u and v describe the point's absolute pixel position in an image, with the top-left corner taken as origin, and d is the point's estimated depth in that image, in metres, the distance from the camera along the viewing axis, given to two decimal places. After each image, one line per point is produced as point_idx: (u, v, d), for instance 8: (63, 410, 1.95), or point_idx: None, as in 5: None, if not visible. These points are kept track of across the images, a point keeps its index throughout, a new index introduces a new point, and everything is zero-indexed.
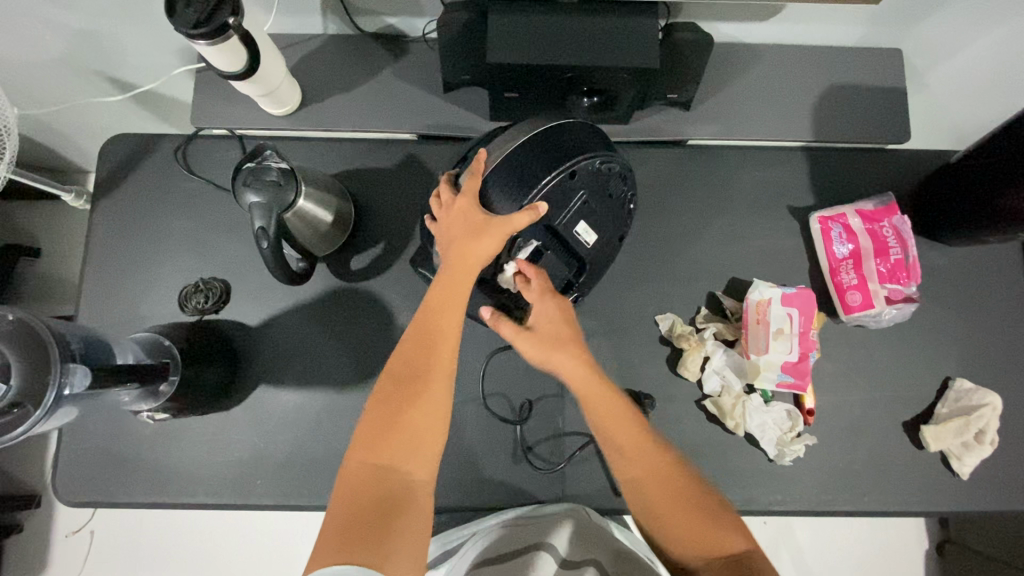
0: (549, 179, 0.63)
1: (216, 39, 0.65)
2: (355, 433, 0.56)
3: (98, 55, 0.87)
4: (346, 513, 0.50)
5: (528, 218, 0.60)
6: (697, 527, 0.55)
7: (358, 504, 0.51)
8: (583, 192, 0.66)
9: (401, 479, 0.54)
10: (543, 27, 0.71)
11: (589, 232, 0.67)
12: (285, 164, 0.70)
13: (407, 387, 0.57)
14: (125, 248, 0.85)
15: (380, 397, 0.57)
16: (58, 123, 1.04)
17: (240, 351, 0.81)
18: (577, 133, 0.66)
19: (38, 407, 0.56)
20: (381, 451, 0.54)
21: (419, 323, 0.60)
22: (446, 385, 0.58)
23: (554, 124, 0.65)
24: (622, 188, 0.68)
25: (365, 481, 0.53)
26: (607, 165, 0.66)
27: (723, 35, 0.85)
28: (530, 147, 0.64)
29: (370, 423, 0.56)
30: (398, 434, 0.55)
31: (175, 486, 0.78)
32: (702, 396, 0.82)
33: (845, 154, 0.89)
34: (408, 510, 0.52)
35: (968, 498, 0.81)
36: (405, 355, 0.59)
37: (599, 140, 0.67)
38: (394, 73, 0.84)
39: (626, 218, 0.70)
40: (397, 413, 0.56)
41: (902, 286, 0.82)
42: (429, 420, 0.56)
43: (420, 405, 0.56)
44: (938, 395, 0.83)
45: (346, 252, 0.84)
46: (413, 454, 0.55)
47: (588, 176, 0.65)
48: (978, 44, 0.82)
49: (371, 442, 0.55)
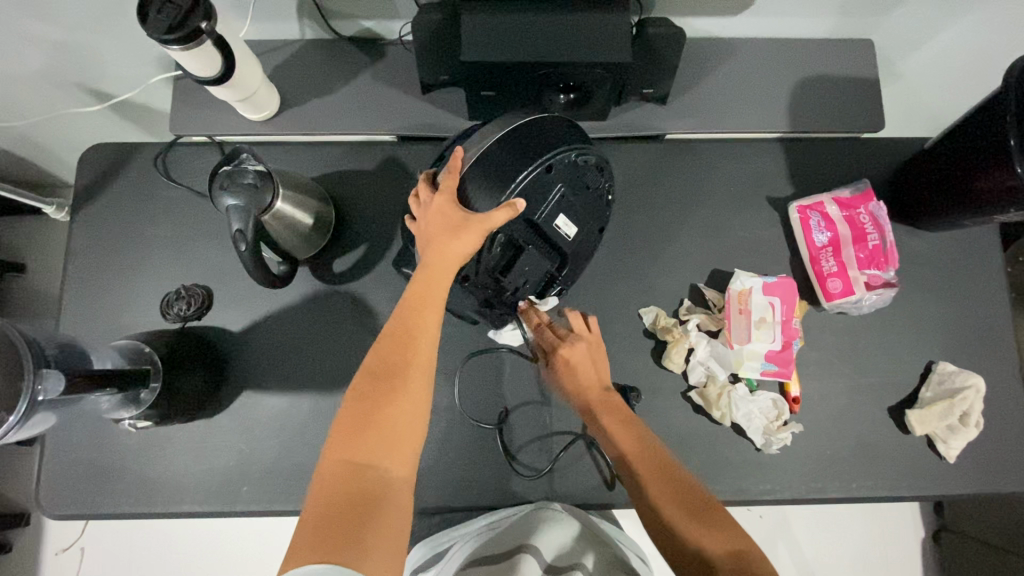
0: (527, 174, 0.63)
1: (188, 43, 0.65)
2: (332, 430, 0.56)
3: (76, 66, 0.87)
4: (324, 510, 0.50)
5: (508, 214, 0.60)
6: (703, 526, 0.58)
7: (337, 502, 0.51)
8: (560, 185, 0.66)
9: (380, 475, 0.54)
10: (515, 26, 0.72)
11: (570, 225, 0.68)
12: (263, 166, 0.70)
13: (385, 382, 0.57)
14: (106, 257, 0.85)
15: (358, 393, 0.57)
16: (38, 136, 1.04)
17: (223, 357, 0.81)
18: (553, 128, 0.66)
19: (12, 413, 0.55)
20: (359, 448, 0.54)
21: (398, 319, 0.60)
22: (424, 378, 0.58)
23: (530, 120, 0.66)
24: (598, 180, 0.69)
25: (344, 478, 0.52)
26: (583, 157, 0.67)
27: (697, 31, 0.86)
28: (508, 143, 0.64)
29: (347, 419, 0.56)
30: (375, 431, 0.55)
31: (161, 495, 0.78)
32: (688, 387, 0.82)
33: (822, 145, 0.90)
34: (386, 506, 0.52)
35: (956, 481, 0.81)
36: (383, 350, 0.59)
37: (575, 134, 0.68)
38: (372, 76, 0.85)
39: (603, 209, 0.72)
40: (376, 408, 0.55)
41: (880, 272, 0.83)
42: (409, 415, 0.56)
43: (399, 400, 0.56)
44: (922, 379, 0.84)
45: (328, 255, 0.84)
46: (392, 452, 0.55)
47: (564, 168, 0.66)
48: (947, 31, 0.84)
49: (349, 438, 0.54)
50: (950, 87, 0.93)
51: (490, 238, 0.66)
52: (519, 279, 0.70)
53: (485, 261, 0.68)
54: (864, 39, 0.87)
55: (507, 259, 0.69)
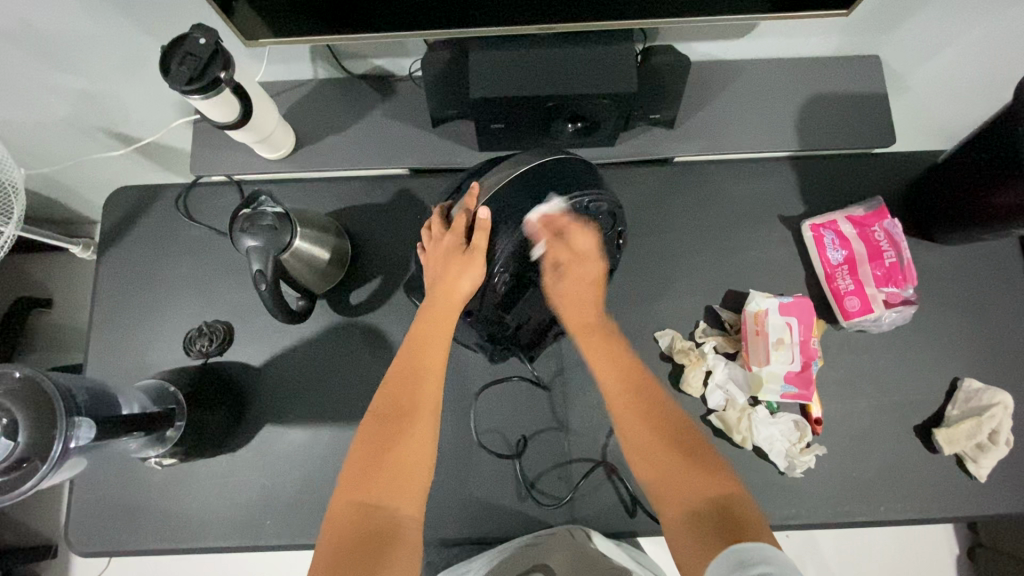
0: (535, 220, 0.62)
1: (208, 92, 0.67)
2: (344, 473, 0.61)
3: (101, 113, 0.91)
4: (336, 548, 0.55)
5: (485, 236, 0.64)
6: (685, 478, 0.61)
7: (350, 540, 0.55)
8: (569, 230, 0.65)
9: (391, 513, 0.58)
10: (522, 61, 0.74)
11: (575, 266, 0.70)
12: (281, 208, 0.72)
13: (393, 424, 0.62)
14: (131, 296, 0.88)
15: (367, 435, 0.62)
16: (64, 179, 1.07)
17: (244, 392, 0.82)
18: (568, 171, 0.64)
19: (46, 461, 0.56)
20: (369, 488, 0.59)
21: (405, 362, 0.66)
22: (430, 420, 0.63)
23: (546, 161, 0.64)
24: (611, 224, 0.68)
25: (355, 517, 0.57)
26: (595, 203, 0.64)
27: (701, 54, 0.87)
28: (523, 184, 0.63)
29: (358, 460, 0.61)
30: (383, 472, 0.59)
31: (187, 531, 0.79)
32: (707, 411, 0.81)
33: (833, 162, 0.90)
34: (395, 542, 0.55)
35: (988, 501, 0.79)
36: (390, 394, 0.64)
37: (590, 176, 0.65)
38: (383, 112, 0.87)
39: (615, 251, 0.73)
40: (383, 449, 0.61)
41: (899, 289, 0.82)
42: (417, 454, 0.61)
43: (406, 441, 0.61)
44: (947, 397, 0.82)
45: (345, 288, 0.86)
46: (401, 490, 0.59)
47: (575, 213, 0.64)
48: (953, 46, 0.84)
49: (359, 480, 0.59)
50: (961, 98, 0.93)
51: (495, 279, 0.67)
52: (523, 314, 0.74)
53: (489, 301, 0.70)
54: (870, 56, 0.87)
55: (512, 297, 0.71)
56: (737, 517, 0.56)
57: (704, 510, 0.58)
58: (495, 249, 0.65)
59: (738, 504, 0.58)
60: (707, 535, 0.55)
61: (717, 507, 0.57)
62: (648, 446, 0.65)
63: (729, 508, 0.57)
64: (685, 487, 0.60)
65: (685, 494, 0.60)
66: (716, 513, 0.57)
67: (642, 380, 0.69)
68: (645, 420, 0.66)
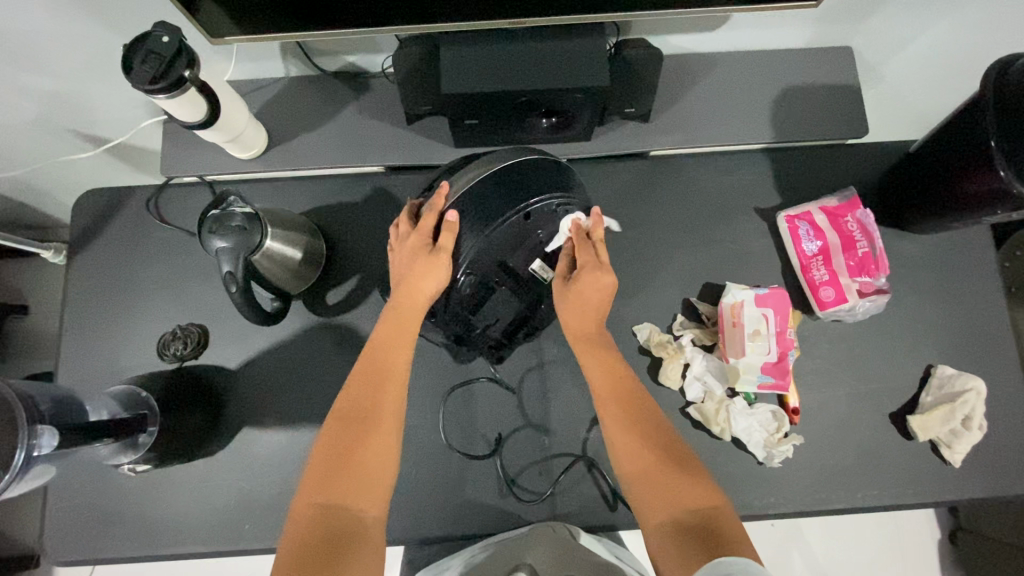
0: (504, 222, 0.63)
1: (174, 92, 0.66)
2: (305, 476, 0.60)
3: (68, 114, 0.89)
4: (299, 547, 0.54)
5: (451, 237, 0.65)
6: (672, 486, 0.61)
7: (312, 541, 0.54)
8: (537, 232, 0.66)
9: (354, 514, 0.57)
10: (493, 56, 0.74)
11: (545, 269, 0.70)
12: (250, 209, 0.70)
13: (355, 426, 0.62)
14: (102, 301, 0.86)
15: (330, 436, 0.61)
16: (34, 183, 1.05)
17: (220, 396, 0.81)
18: (539, 172, 0.65)
19: (7, 470, 0.56)
20: (332, 485, 0.58)
21: (368, 364, 0.66)
22: (392, 420, 0.64)
23: (516, 162, 0.65)
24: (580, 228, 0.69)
25: (319, 517, 0.56)
26: (563, 207, 0.66)
27: (676, 47, 0.87)
28: (493, 184, 0.64)
29: (320, 462, 0.60)
30: (346, 474, 0.59)
31: (165, 537, 0.78)
32: (686, 403, 0.82)
33: (808, 153, 0.90)
34: (360, 542, 0.55)
35: (963, 485, 0.80)
36: (353, 396, 0.64)
37: (559, 178, 0.66)
38: (357, 109, 0.86)
39: None
40: (346, 451, 0.60)
41: (871, 278, 0.82)
42: (380, 456, 0.61)
43: (369, 442, 0.61)
44: (922, 384, 0.83)
45: (321, 288, 0.85)
46: (364, 488, 0.59)
47: (543, 215, 0.65)
48: (924, 36, 0.85)
49: (321, 482, 0.59)
50: (934, 88, 0.94)
51: (460, 278, 0.67)
52: (489, 317, 0.72)
53: (455, 301, 0.70)
54: (843, 47, 0.88)
55: (478, 299, 0.70)
56: (717, 533, 0.56)
57: (687, 525, 0.58)
58: (460, 251, 0.65)
59: (722, 516, 0.58)
60: (689, 545, 0.56)
61: (699, 522, 0.57)
62: (634, 451, 0.65)
63: (710, 523, 0.57)
64: (670, 497, 0.60)
65: (674, 504, 0.60)
66: (698, 529, 0.57)
67: (627, 381, 0.70)
68: (632, 421, 0.66)
